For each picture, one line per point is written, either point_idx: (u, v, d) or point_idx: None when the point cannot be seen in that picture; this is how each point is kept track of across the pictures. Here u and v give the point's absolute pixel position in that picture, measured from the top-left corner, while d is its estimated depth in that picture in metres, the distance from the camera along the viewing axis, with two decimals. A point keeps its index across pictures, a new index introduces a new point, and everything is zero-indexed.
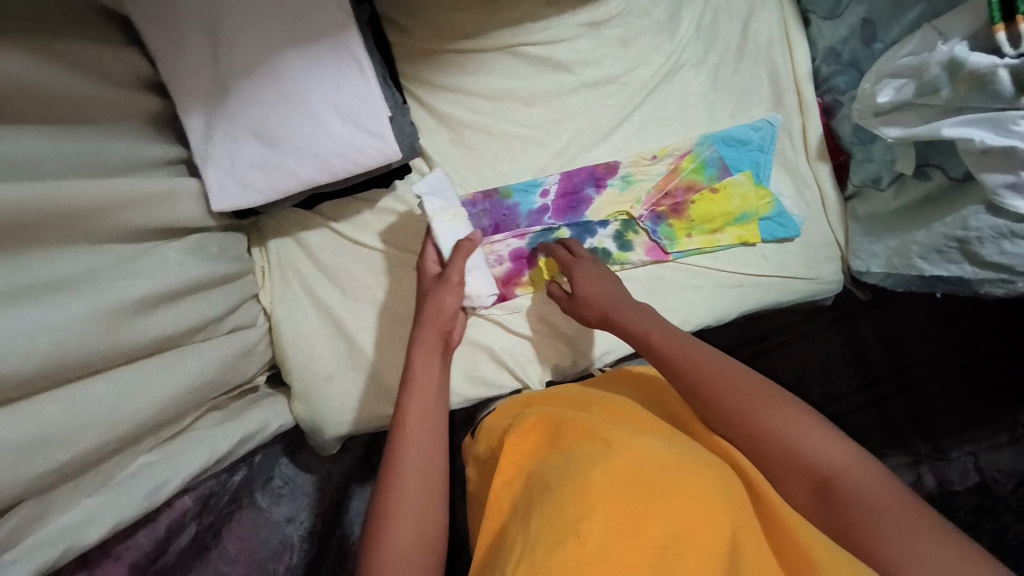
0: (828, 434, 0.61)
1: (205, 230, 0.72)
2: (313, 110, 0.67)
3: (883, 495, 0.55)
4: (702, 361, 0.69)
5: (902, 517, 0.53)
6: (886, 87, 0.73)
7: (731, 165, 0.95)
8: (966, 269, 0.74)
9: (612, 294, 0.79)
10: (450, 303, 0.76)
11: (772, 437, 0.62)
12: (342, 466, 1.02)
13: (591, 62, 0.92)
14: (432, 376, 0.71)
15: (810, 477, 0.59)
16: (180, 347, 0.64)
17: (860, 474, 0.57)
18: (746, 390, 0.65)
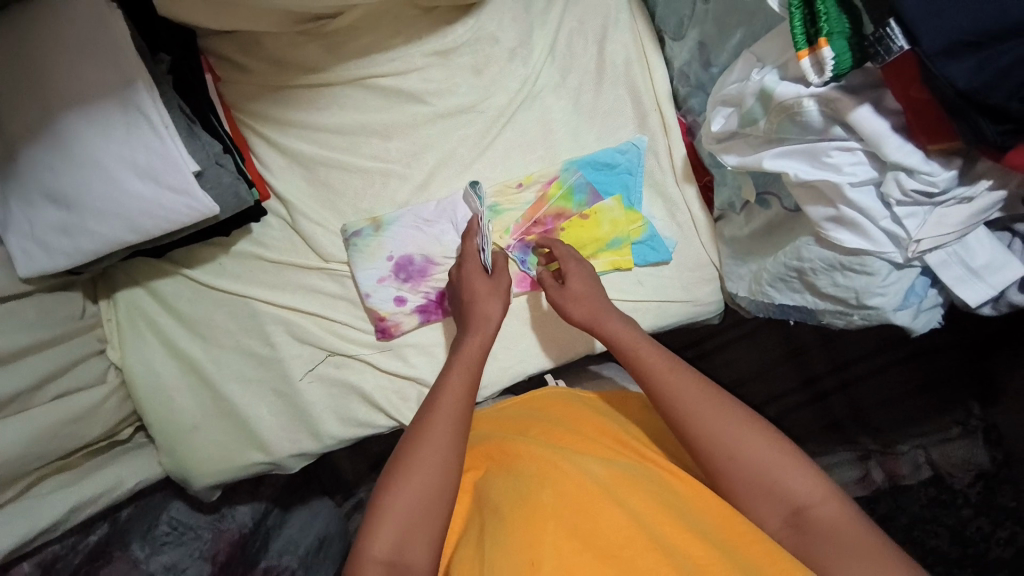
0: (807, 471, 0.61)
1: (23, 294, 0.72)
2: (109, 169, 0.65)
3: (851, 534, 0.57)
4: (692, 382, 0.67)
5: (868, 552, 0.56)
6: (718, 115, 0.72)
7: (601, 189, 0.92)
8: (807, 298, 0.73)
9: (600, 299, 0.78)
10: (493, 302, 0.79)
11: (750, 467, 0.62)
12: (249, 504, 1.02)
13: (446, 92, 0.90)
14: (477, 352, 0.74)
15: (784, 505, 0.61)
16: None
17: (837, 513, 0.59)
18: (730, 419, 0.64)
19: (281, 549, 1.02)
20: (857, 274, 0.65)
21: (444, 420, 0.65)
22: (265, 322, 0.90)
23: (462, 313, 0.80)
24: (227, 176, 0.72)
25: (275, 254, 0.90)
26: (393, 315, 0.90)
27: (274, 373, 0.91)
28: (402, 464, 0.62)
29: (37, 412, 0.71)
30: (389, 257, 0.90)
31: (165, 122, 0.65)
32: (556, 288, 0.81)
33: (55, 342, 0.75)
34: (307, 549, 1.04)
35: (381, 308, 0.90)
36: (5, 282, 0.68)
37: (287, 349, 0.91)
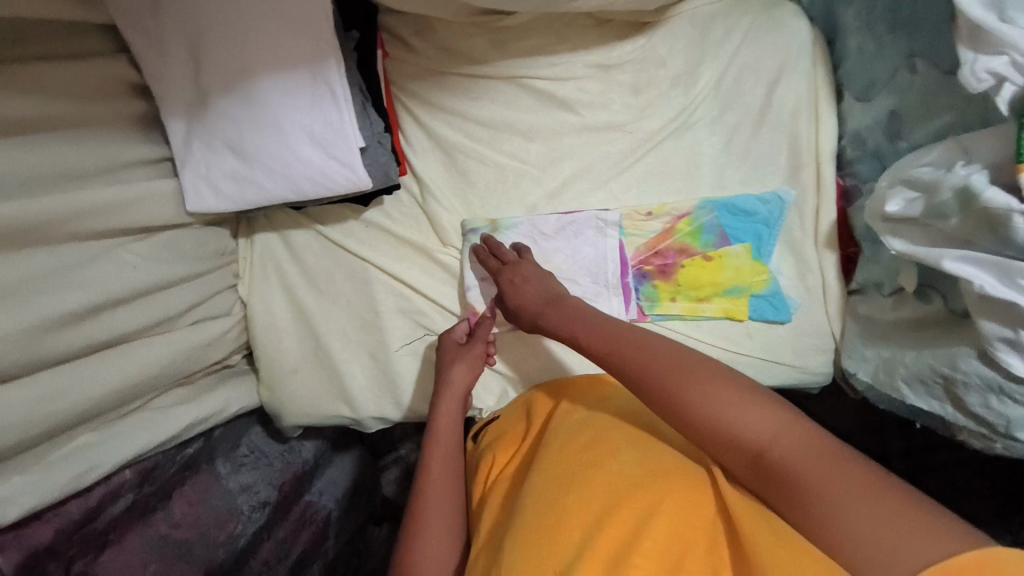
0: (756, 407, 0.53)
1: (184, 226, 0.77)
2: (286, 132, 0.70)
3: (821, 471, 0.48)
4: (629, 344, 0.63)
5: (846, 486, 0.46)
6: (897, 197, 0.67)
7: (732, 235, 0.88)
8: (947, 409, 0.67)
9: (539, 297, 0.76)
10: (460, 367, 0.81)
11: (687, 415, 0.56)
12: (314, 442, 1.11)
13: (599, 105, 0.88)
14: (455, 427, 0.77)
15: (744, 454, 0.52)
16: (132, 342, 0.69)
17: (795, 445, 0.50)
18: (665, 372, 0.59)
19: (323, 488, 1.12)
20: (1016, 404, 0.59)
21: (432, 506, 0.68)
22: (378, 289, 0.95)
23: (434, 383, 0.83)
24: (382, 155, 0.75)
25: (400, 228, 0.94)
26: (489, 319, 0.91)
27: (374, 339, 0.95)
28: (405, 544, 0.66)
29: (174, 338, 0.75)
30: None
31: (346, 96, 0.69)
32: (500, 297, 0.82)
33: (201, 275, 0.81)
34: (342, 493, 1.16)
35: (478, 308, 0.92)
36: (172, 213, 0.73)
37: (391, 320, 0.95)
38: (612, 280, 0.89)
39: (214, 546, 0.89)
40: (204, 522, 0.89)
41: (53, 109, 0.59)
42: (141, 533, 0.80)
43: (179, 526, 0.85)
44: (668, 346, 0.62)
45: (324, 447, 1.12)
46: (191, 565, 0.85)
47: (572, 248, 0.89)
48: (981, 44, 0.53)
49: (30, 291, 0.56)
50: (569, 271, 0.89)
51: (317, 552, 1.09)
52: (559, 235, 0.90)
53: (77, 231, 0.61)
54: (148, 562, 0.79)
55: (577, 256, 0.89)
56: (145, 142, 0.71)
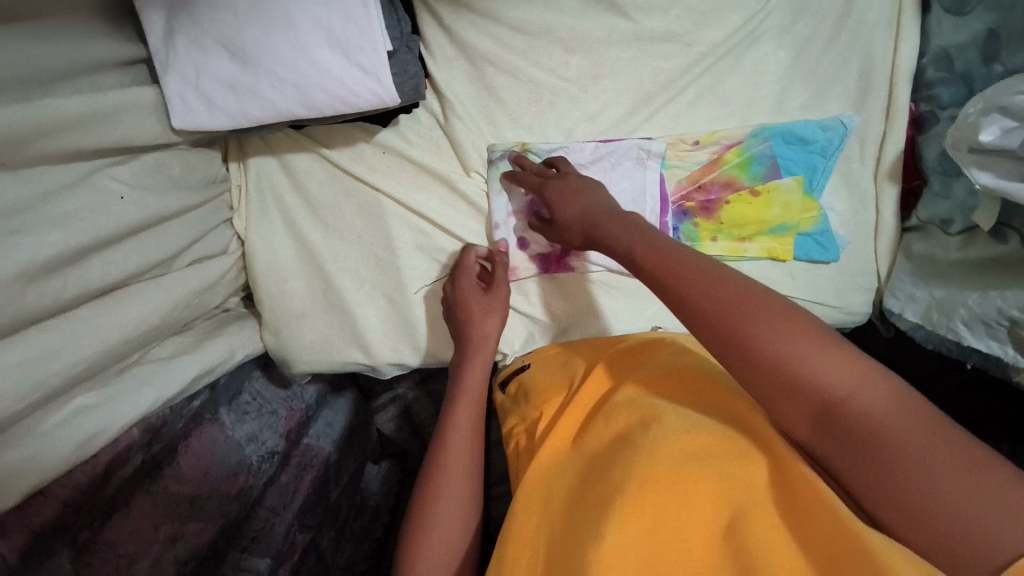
0: (836, 355, 0.45)
1: (169, 146, 0.64)
2: (301, 33, 0.56)
3: (916, 433, 0.41)
4: (692, 272, 0.53)
5: (936, 451, 0.40)
6: (992, 125, 0.62)
7: (783, 166, 0.81)
8: (1008, 350, 0.65)
9: (600, 211, 0.66)
10: (486, 313, 0.77)
11: (759, 355, 0.47)
12: (315, 386, 1.04)
13: (655, 9, 0.76)
14: (482, 375, 0.74)
15: (812, 403, 0.45)
16: (125, 289, 0.58)
17: (878, 403, 0.43)
18: (732, 304, 0.49)
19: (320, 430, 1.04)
20: None
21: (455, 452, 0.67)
22: (394, 224, 0.84)
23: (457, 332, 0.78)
24: (411, 63, 0.62)
25: (418, 153, 0.82)
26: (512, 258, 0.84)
27: (390, 279, 0.86)
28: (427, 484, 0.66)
29: (172, 282, 0.65)
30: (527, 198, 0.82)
31: None
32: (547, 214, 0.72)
33: (194, 208, 0.68)
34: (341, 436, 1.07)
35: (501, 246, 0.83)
36: (156, 131, 0.60)
37: (409, 259, 0.86)
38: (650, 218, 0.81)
39: (226, 499, 0.79)
40: (214, 477, 0.79)
41: None
42: (149, 492, 0.69)
43: (188, 482, 0.75)
44: (723, 270, 0.52)
45: (323, 391, 1.07)
46: (204, 523, 0.75)
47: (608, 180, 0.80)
48: None
49: (5, 228, 0.44)
50: None
51: (322, 496, 0.99)
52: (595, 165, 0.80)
53: (49, 152, 0.48)
54: (162, 521, 0.69)
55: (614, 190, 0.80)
56: (115, 37, 0.56)
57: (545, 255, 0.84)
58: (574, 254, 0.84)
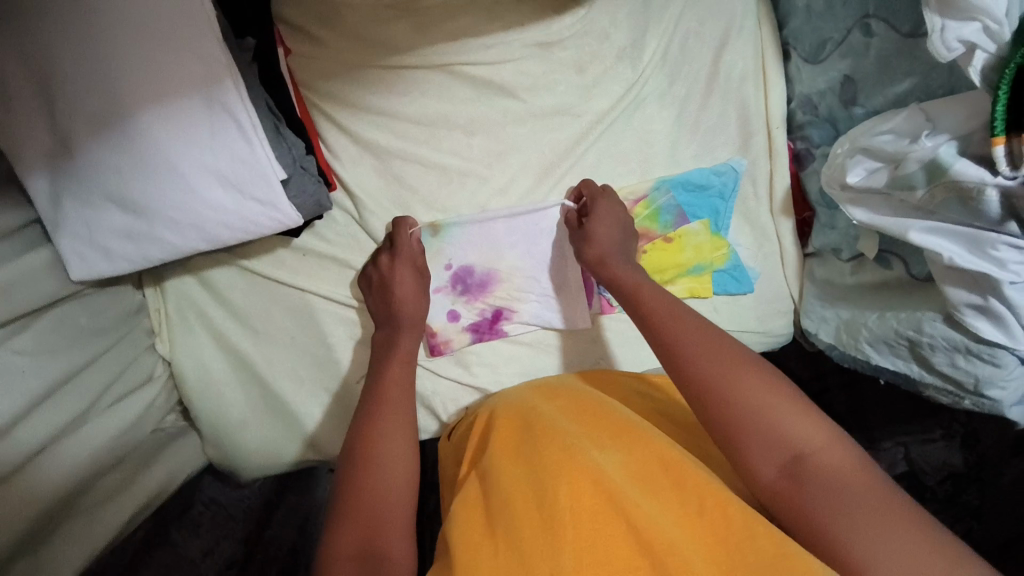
0: (805, 415, 0.55)
1: (75, 297, 0.64)
2: (188, 176, 0.57)
3: (860, 488, 0.50)
4: (686, 329, 0.62)
5: (877, 503, 0.49)
6: (858, 166, 0.65)
7: (688, 211, 0.86)
8: (912, 367, 0.70)
9: (620, 247, 0.74)
10: (407, 282, 0.77)
11: (739, 406, 0.55)
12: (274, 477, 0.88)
13: (542, 87, 0.80)
14: (414, 347, 0.75)
15: (782, 453, 0.53)
16: (42, 457, 0.57)
17: (836, 460, 0.52)
18: (723, 361, 0.58)
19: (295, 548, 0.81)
20: (983, 363, 0.62)
21: (381, 467, 0.62)
22: (325, 321, 0.85)
23: (382, 302, 0.77)
24: (310, 182, 0.64)
25: (338, 251, 0.83)
26: (444, 331, 0.86)
27: (329, 375, 0.86)
28: (352, 485, 0.61)
29: (96, 431, 0.64)
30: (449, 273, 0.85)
31: (254, 123, 0.57)
32: (577, 230, 0.77)
33: (110, 350, 0.68)
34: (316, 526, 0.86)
35: (433, 323, 0.86)
36: (56, 289, 0.60)
37: (345, 352, 0.86)
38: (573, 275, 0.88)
39: None
40: None
41: None
42: None
43: None
44: (709, 328, 0.61)
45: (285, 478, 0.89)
46: None
47: (528, 244, 0.85)
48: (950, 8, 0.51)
49: None
50: (528, 269, 0.87)
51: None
52: (513, 232, 0.85)
53: None
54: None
55: (533, 250, 0.86)
56: (1, 207, 0.56)
57: (478, 323, 0.87)
58: (505, 319, 0.88)
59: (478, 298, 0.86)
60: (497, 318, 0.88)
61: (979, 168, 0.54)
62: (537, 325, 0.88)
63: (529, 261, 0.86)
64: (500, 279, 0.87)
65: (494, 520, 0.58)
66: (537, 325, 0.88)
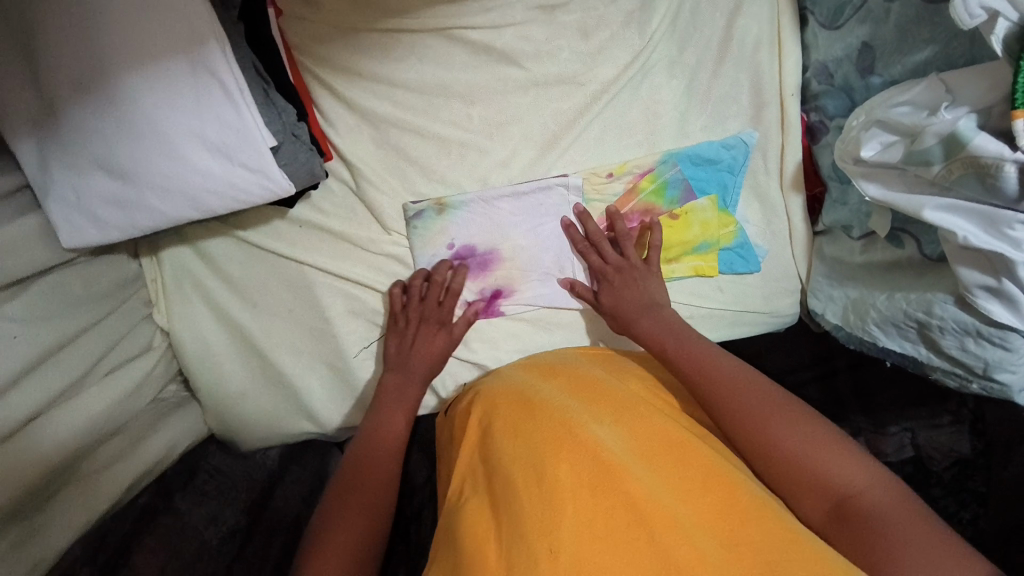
0: (847, 455, 0.59)
1: (68, 264, 0.63)
2: (175, 143, 0.56)
3: (908, 521, 0.53)
4: (727, 378, 0.67)
5: (924, 535, 0.52)
6: (872, 140, 0.62)
7: (695, 187, 0.84)
8: (920, 349, 0.68)
9: (642, 300, 0.77)
10: (433, 339, 0.80)
11: (780, 448, 0.60)
12: (278, 446, 0.89)
13: (545, 54, 0.77)
14: (417, 399, 0.78)
15: (829, 496, 0.57)
16: (38, 422, 0.57)
17: (880, 496, 0.56)
18: (768, 406, 0.63)
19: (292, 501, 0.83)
20: (994, 347, 0.60)
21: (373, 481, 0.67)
22: (323, 294, 0.84)
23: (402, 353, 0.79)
24: (302, 151, 0.63)
25: (335, 222, 0.82)
26: None
27: (327, 347, 0.86)
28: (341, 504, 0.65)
29: (92, 397, 0.64)
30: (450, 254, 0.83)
31: (240, 87, 0.55)
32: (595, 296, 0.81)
33: (104, 319, 0.68)
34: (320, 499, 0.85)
35: None
36: (47, 257, 0.59)
37: (344, 325, 0.86)
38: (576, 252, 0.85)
39: None
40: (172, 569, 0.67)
41: None
42: None
43: None
44: (751, 376, 0.67)
45: (289, 449, 0.90)
46: None
47: (532, 222, 0.83)
48: None
49: None
50: (531, 247, 0.84)
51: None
52: (516, 209, 0.82)
53: None
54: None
55: (539, 230, 0.83)
56: None
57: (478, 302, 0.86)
58: (504, 298, 0.85)
59: (479, 277, 0.84)
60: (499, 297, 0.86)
61: (998, 143, 0.51)
62: (539, 305, 0.86)
63: (534, 239, 0.84)
64: (503, 257, 0.84)
65: (499, 498, 0.58)
66: (539, 305, 0.86)
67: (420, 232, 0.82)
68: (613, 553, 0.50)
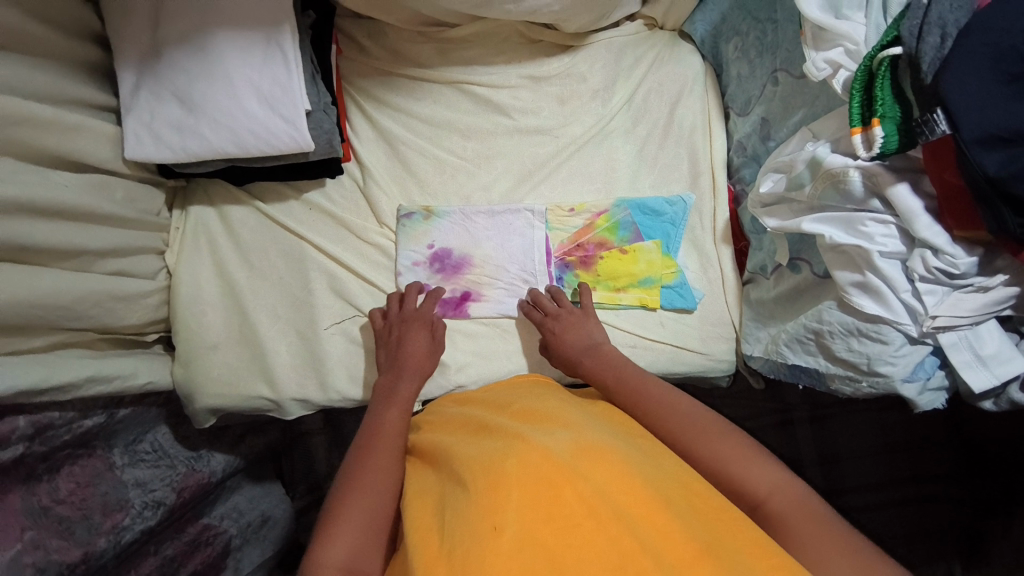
0: (763, 465, 0.65)
1: (117, 175, 0.79)
2: (237, 89, 0.75)
3: (812, 526, 0.59)
4: (657, 400, 0.75)
5: (826, 541, 0.57)
6: (768, 180, 0.80)
7: (643, 233, 0.98)
8: (820, 360, 0.76)
9: (581, 348, 0.86)
10: (418, 338, 0.88)
11: (707, 465, 0.67)
12: (225, 455, 1.07)
13: (529, 111, 1.00)
14: (412, 390, 0.82)
15: (744, 506, 0.64)
16: (36, 267, 0.68)
17: (787, 500, 0.62)
18: (686, 430, 0.70)
19: (224, 513, 1.07)
20: (873, 342, 0.68)
21: (368, 476, 0.68)
22: (311, 268, 0.95)
23: (390, 356, 0.87)
24: (326, 123, 0.82)
25: (339, 210, 0.97)
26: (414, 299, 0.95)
27: (303, 316, 0.94)
28: (337, 505, 0.66)
29: (88, 276, 0.74)
30: (426, 252, 0.97)
31: (296, 61, 0.76)
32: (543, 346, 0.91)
33: (130, 226, 0.82)
34: (248, 523, 1.10)
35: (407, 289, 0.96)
36: (107, 155, 0.75)
37: (323, 299, 0.95)
38: (537, 268, 0.97)
39: (117, 543, 0.86)
40: (91, 505, 0.84)
41: (18, 26, 0.62)
42: (23, 497, 0.74)
43: (63, 503, 0.80)
44: (680, 399, 0.74)
45: (233, 462, 1.09)
46: (69, 543, 0.80)
47: (501, 238, 0.97)
48: (821, 42, 0.70)
49: None
50: (498, 260, 0.97)
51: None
52: (488, 225, 0.98)
53: (10, 138, 0.62)
54: (26, 527, 0.74)
55: (503, 245, 0.97)
56: (92, 85, 0.74)
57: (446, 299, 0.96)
58: (472, 300, 0.96)
59: (449, 279, 0.97)
60: (463, 300, 0.96)
61: (846, 159, 0.67)
62: (498, 313, 0.96)
63: (497, 254, 0.97)
64: (470, 265, 0.97)
65: (445, 500, 0.58)
66: (498, 313, 0.96)
67: (404, 227, 0.97)
68: (563, 540, 0.50)
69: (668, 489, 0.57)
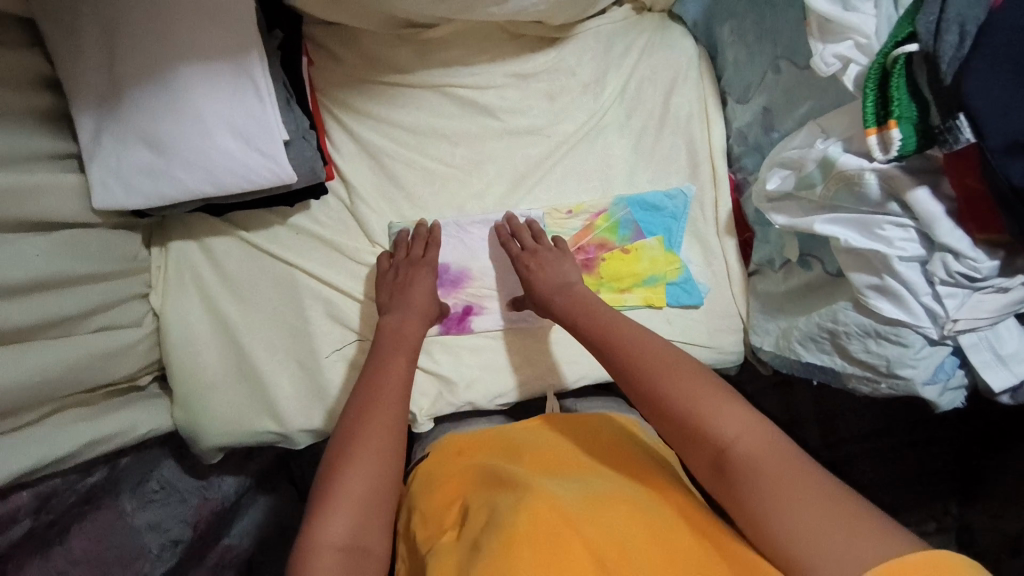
0: (730, 405, 0.60)
1: (89, 226, 0.74)
2: (208, 125, 0.70)
3: (780, 469, 0.55)
4: (625, 342, 0.70)
5: (795, 485, 0.53)
6: (774, 175, 0.77)
7: (644, 229, 0.95)
8: (836, 359, 0.75)
9: (557, 283, 0.83)
10: (425, 280, 0.85)
11: (673, 406, 0.62)
12: (236, 478, 1.02)
13: (518, 111, 0.95)
14: (416, 335, 0.80)
15: (708, 451, 0.59)
16: (19, 344, 0.65)
17: (753, 442, 0.57)
18: (657, 367, 0.66)
19: (244, 529, 1.05)
20: (892, 344, 0.67)
21: (369, 429, 0.66)
22: (305, 296, 0.92)
23: (394, 294, 0.85)
24: (307, 150, 0.77)
25: (327, 232, 0.93)
26: None
27: (302, 346, 0.91)
28: (339, 460, 0.64)
29: (72, 342, 0.71)
30: None
31: (268, 90, 0.71)
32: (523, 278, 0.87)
33: (108, 278, 0.77)
34: (268, 538, 1.09)
35: None
36: (77, 210, 0.70)
37: (321, 327, 0.92)
38: None
39: None
40: (107, 560, 0.84)
41: None
42: (38, 566, 0.75)
43: (79, 564, 0.80)
44: (650, 340, 0.70)
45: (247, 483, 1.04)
46: None
47: (499, 247, 0.94)
48: (828, 34, 0.65)
49: None
50: (497, 270, 0.94)
51: None
52: (483, 234, 0.94)
53: None
54: None
55: (500, 253, 0.94)
56: (50, 135, 0.68)
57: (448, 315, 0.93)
58: (474, 315, 0.94)
59: (449, 295, 0.93)
60: (465, 315, 0.94)
61: (860, 159, 0.65)
62: (501, 326, 0.94)
63: (496, 264, 0.94)
64: (469, 277, 0.94)
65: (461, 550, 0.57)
66: (501, 326, 0.94)
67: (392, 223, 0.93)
68: None
69: (677, 529, 0.57)
